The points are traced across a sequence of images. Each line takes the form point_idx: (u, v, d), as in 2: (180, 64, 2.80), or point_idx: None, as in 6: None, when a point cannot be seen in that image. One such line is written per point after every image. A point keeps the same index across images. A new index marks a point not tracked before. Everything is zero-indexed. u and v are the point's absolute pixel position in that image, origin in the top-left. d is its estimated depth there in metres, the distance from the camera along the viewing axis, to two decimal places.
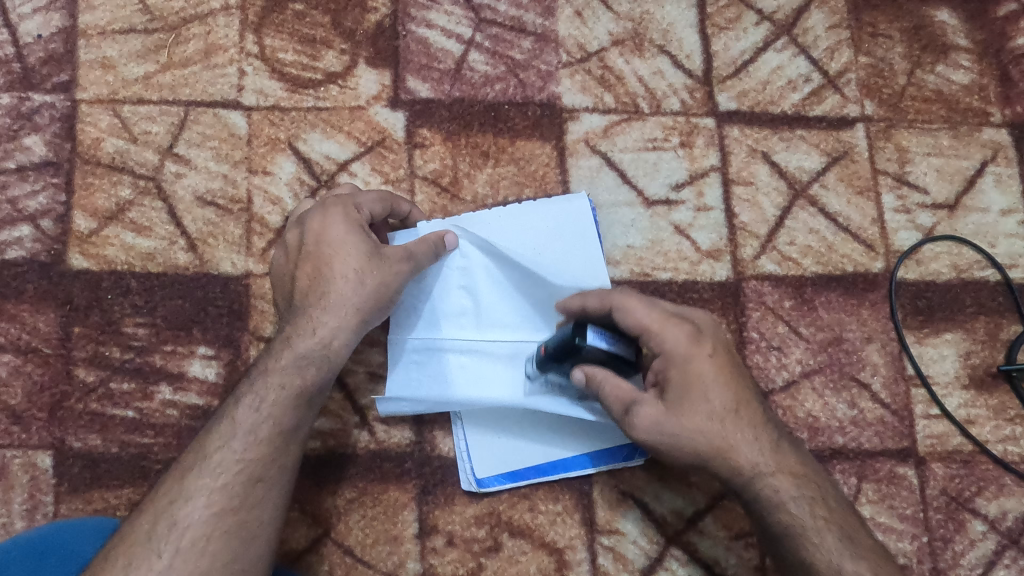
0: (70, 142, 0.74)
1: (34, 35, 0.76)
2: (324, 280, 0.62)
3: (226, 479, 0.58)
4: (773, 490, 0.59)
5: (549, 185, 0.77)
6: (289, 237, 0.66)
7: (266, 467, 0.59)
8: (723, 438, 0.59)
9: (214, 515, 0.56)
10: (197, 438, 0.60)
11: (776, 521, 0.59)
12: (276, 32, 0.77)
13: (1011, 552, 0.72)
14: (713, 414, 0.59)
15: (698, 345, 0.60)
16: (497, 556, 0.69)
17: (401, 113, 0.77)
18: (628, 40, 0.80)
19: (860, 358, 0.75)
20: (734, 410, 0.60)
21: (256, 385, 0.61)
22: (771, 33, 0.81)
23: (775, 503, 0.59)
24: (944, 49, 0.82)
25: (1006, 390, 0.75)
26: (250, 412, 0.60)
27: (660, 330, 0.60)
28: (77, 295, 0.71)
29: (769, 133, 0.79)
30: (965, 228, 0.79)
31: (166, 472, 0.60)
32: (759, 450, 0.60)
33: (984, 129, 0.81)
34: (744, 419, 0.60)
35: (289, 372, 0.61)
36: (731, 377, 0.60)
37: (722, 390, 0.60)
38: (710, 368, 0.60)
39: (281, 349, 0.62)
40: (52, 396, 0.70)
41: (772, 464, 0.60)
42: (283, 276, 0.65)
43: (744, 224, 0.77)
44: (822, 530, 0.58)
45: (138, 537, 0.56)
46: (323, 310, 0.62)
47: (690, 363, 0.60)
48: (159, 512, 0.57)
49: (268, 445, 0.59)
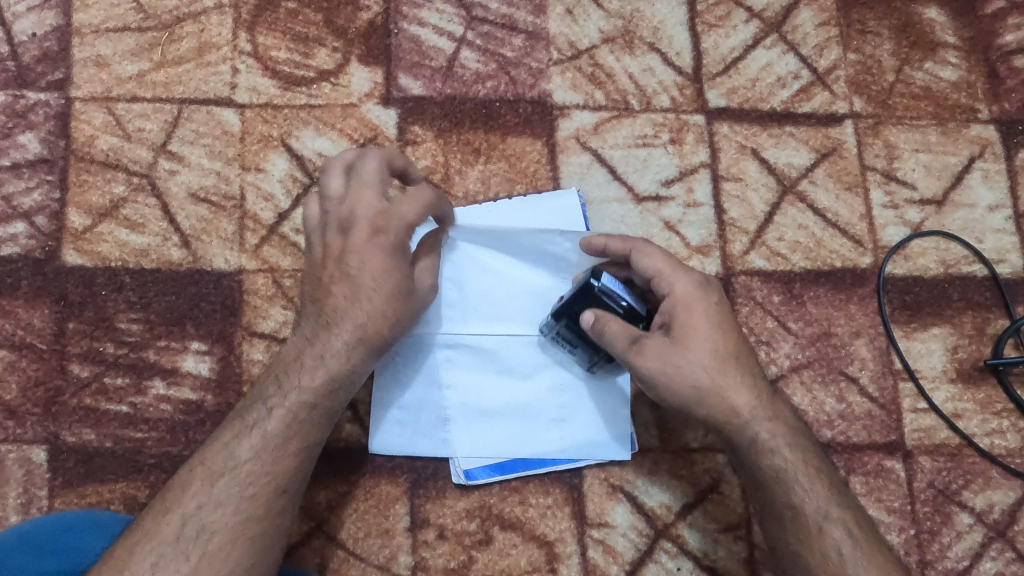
0: (65, 139, 0.75)
1: (28, 34, 0.76)
2: (359, 308, 0.62)
3: (255, 489, 0.59)
4: (768, 435, 0.61)
5: (540, 181, 0.77)
6: (327, 231, 0.64)
7: (292, 480, 0.60)
8: (722, 374, 0.61)
9: (242, 522, 0.57)
10: (225, 441, 0.61)
11: (767, 464, 0.61)
12: (269, 31, 0.78)
13: (998, 544, 0.73)
14: (715, 351, 0.62)
15: (706, 291, 0.64)
16: (488, 549, 0.70)
17: (393, 111, 0.77)
18: (619, 38, 0.81)
19: (849, 353, 0.76)
20: (735, 353, 0.62)
21: (289, 399, 0.62)
22: (760, 31, 0.82)
23: (768, 448, 0.61)
24: (933, 46, 0.83)
25: (993, 384, 0.76)
26: (282, 426, 0.61)
27: (673, 272, 0.64)
28: (72, 291, 0.72)
29: (758, 129, 0.80)
30: (952, 223, 0.79)
31: (189, 470, 0.60)
32: (755, 396, 0.62)
33: (971, 125, 0.82)
34: (744, 363, 0.63)
35: (323, 393, 0.62)
36: (734, 327, 0.63)
37: (726, 333, 0.63)
38: (716, 312, 0.63)
39: (315, 365, 0.62)
40: (46, 391, 0.71)
41: (768, 412, 0.62)
42: (314, 279, 0.64)
43: (733, 220, 0.78)
44: (808, 474, 0.61)
45: (165, 536, 0.56)
46: (354, 337, 0.62)
47: (696, 303, 0.63)
48: (188, 514, 0.57)
49: (296, 459, 0.61)
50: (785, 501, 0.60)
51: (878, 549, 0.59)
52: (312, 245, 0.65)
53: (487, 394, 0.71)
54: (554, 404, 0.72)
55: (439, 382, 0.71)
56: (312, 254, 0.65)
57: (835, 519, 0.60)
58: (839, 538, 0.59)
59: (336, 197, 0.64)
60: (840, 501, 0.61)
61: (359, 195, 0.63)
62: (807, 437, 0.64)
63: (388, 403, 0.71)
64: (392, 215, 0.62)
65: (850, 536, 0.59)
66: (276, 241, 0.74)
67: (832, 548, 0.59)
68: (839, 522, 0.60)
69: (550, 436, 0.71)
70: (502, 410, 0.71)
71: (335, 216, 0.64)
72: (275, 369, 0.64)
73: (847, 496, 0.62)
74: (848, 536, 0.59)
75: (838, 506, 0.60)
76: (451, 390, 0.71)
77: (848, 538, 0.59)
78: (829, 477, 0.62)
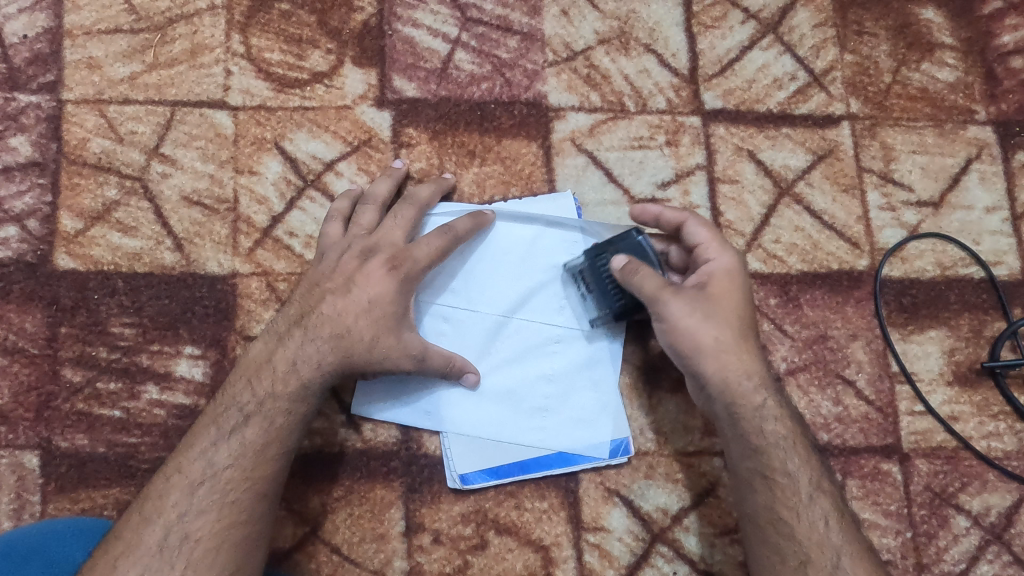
0: (57, 142, 0.74)
1: (19, 35, 0.76)
2: (345, 324, 0.64)
3: (237, 495, 0.59)
4: (770, 404, 0.63)
5: (535, 184, 0.77)
6: (344, 253, 0.67)
7: (272, 485, 0.61)
8: (740, 342, 0.63)
9: (226, 528, 0.58)
10: (203, 448, 0.60)
11: (759, 431, 0.62)
12: (262, 32, 0.77)
13: (995, 547, 0.73)
14: (741, 320, 0.64)
15: (744, 271, 0.67)
16: (484, 554, 0.70)
17: (387, 113, 0.77)
18: (614, 39, 0.80)
19: (845, 355, 0.76)
20: (753, 331, 0.65)
21: (264, 406, 0.62)
22: (757, 32, 0.81)
23: (769, 414, 0.62)
24: (930, 47, 0.82)
25: (990, 387, 0.76)
26: (260, 432, 0.61)
27: (721, 244, 0.67)
28: (64, 295, 0.72)
29: (755, 131, 0.80)
30: (949, 225, 0.79)
31: (167, 479, 0.60)
32: (766, 368, 0.64)
33: (969, 126, 0.81)
34: (758, 342, 0.65)
35: (297, 398, 0.62)
36: (757, 307, 0.66)
37: (751, 310, 0.65)
38: (748, 290, 0.66)
39: (287, 372, 0.63)
40: (38, 396, 0.70)
41: (773, 385, 0.64)
42: (311, 292, 0.66)
43: (730, 222, 0.77)
44: (796, 445, 0.62)
45: (148, 547, 0.56)
46: (333, 348, 0.63)
47: (735, 277, 0.66)
48: (170, 524, 0.57)
49: (275, 464, 0.61)
50: (775, 471, 0.61)
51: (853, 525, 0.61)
52: (322, 260, 0.68)
53: (480, 396, 0.71)
54: (548, 406, 0.71)
55: (431, 386, 0.71)
56: (316, 269, 0.67)
57: (819, 492, 0.61)
58: (820, 519, 0.60)
59: (363, 227, 0.70)
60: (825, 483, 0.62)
61: (387, 231, 0.68)
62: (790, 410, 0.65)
63: (380, 408, 0.71)
64: (409, 255, 0.66)
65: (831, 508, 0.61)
66: (269, 244, 0.74)
67: (816, 517, 0.60)
68: (822, 495, 0.61)
69: (545, 439, 0.71)
70: (498, 412, 0.71)
71: (357, 243, 0.68)
72: (246, 372, 0.64)
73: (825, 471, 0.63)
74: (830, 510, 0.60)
75: (823, 481, 0.62)
76: (444, 394, 0.71)
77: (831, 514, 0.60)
78: (811, 451, 0.63)
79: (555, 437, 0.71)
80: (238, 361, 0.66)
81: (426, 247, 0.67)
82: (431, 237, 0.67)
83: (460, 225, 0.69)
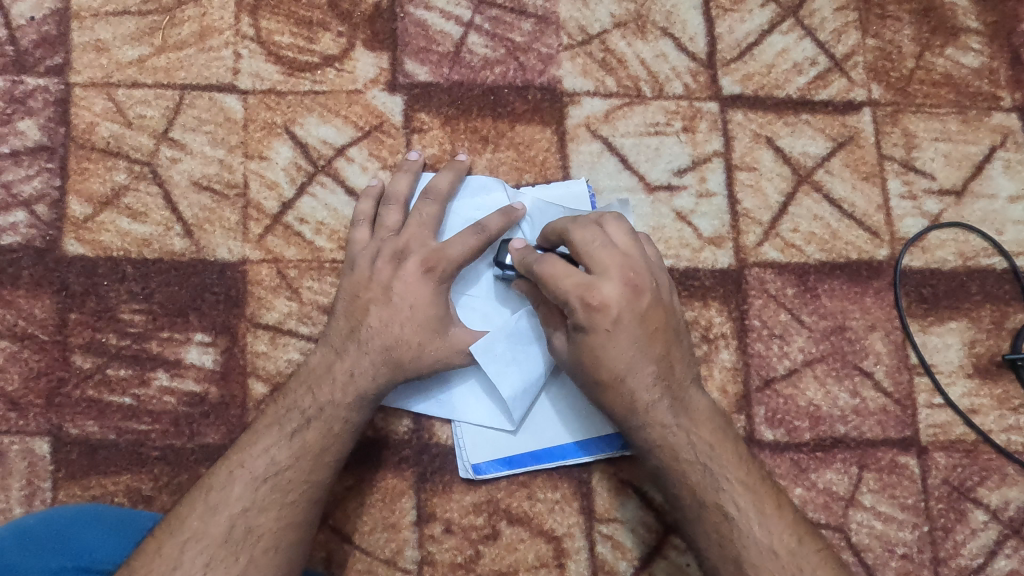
0: (64, 126, 0.74)
1: (26, 17, 0.75)
2: (390, 337, 0.64)
3: (295, 496, 0.59)
4: (655, 442, 0.61)
5: (549, 171, 0.75)
6: (377, 258, 0.66)
7: (325, 491, 0.61)
8: (607, 392, 0.61)
9: (284, 528, 0.58)
10: (264, 446, 0.61)
11: (651, 459, 0.61)
12: (273, 15, 0.76)
13: (1013, 541, 0.72)
14: (602, 372, 0.60)
15: (595, 321, 0.58)
16: (496, 544, 0.69)
17: (399, 97, 0.75)
18: (631, 22, 0.78)
19: (864, 347, 0.75)
20: (624, 373, 0.60)
21: (324, 411, 0.62)
22: (777, 16, 0.79)
23: (649, 449, 0.61)
24: (954, 31, 0.80)
25: (1010, 379, 0.75)
26: (320, 437, 0.62)
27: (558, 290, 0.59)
28: (74, 281, 0.71)
29: (774, 117, 0.78)
30: (972, 214, 0.77)
31: (229, 471, 0.60)
32: (645, 411, 0.60)
33: (993, 113, 0.79)
34: (633, 385, 0.60)
35: (353, 407, 0.63)
36: (632, 348, 0.59)
37: (619, 356, 0.59)
38: (604, 339, 0.59)
39: (346, 382, 0.63)
40: (49, 382, 0.70)
41: (657, 423, 0.60)
42: (351, 307, 0.65)
43: (747, 210, 0.76)
44: (691, 463, 0.60)
45: (214, 537, 0.56)
46: (384, 359, 0.64)
47: (585, 334, 0.59)
48: (233, 517, 0.57)
49: (331, 469, 0.62)
50: (684, 491, 0.60)
51: (779, 525, 0.58)
52: (355, 267, 0.67)
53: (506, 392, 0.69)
54: (565, 397, 0.70)
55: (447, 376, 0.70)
56: (351, 277, 0.67)
57: (717, 504, 0.59)
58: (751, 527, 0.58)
59: (391, 229, 0.68)
60: (754, 497, 0.59)
61: (415, 231, 0.68)
62: (696, 420, 0.61)
63: (392, 395, 0.70)
64: (443, 254, 0.66)
65: (731, 517, 0.58)
66: (279, 231, 0.73)
67: (712, 530, 0.59)
68: (719, 507, 0.59)
69: (557, 427, 0.70)
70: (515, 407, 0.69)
71: (387, 246, 0.67)
72: (306, 379, 0.64)
73: (742, 471, 0.60)
74: (733, 519, 0.58)
75: (728, 486, 0.59)
76: (459, 384, 0.70)
77: (749, 533, 0.58)
78: (715, 457, 0.60)
79: (566, 425, 0.70)
80: (296, 369, 0.66)
81: (458, 245, 0.66)
82: (464, 237, 0.66)
83: (491, 222, 0.67)
